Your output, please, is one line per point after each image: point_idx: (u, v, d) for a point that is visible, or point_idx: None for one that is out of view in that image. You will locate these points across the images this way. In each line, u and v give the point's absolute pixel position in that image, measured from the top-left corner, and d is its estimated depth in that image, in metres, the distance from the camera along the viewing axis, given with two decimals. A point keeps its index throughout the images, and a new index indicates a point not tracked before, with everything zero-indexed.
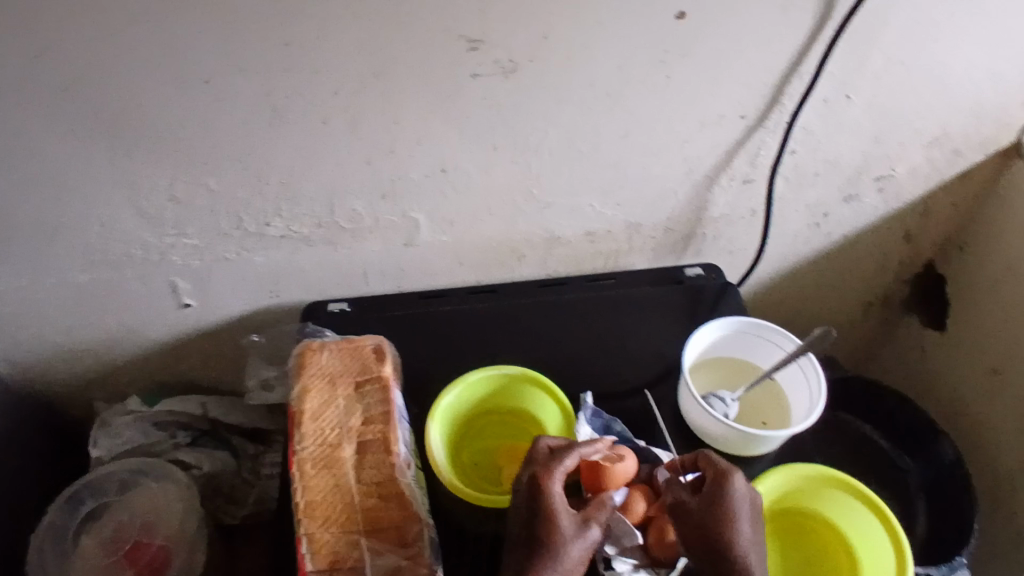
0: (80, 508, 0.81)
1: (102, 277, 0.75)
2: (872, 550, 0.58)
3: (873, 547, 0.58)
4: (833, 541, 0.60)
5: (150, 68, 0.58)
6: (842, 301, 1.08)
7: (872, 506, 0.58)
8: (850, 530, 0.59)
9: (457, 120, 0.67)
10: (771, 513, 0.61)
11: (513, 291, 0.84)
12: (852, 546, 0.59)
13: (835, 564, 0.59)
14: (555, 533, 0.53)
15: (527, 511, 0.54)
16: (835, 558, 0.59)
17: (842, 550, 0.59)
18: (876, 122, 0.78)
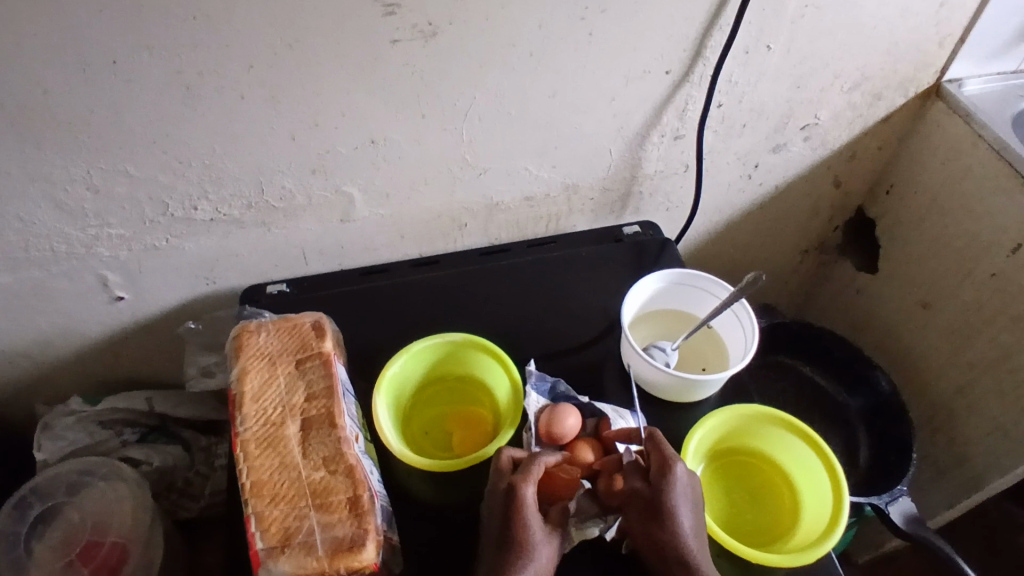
0: (28, 513, 0.79)
1: (26, 277, 0.73)
2: (812, 482, 0.60)
3: (813, 479, 0.60)
4: (777, 478, 0.62)
5: (50, 50, 0.55)
6: (779, 249, 1.11)
7: (808, 440, 0.61)
8: (788, 463, 0.62)
9: (381, 89, 0.66)
10: (714, 451, 0.64)
11: (456, 260, 0.84)
12: (791, 478, 0.61)
13: (779, 499, 0.61)
14: (529, 540, 0.53)
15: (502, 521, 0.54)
16: (779, 493, 0.61)
17: (785, 486, 0.62)
18: (797, 69, 0.80)
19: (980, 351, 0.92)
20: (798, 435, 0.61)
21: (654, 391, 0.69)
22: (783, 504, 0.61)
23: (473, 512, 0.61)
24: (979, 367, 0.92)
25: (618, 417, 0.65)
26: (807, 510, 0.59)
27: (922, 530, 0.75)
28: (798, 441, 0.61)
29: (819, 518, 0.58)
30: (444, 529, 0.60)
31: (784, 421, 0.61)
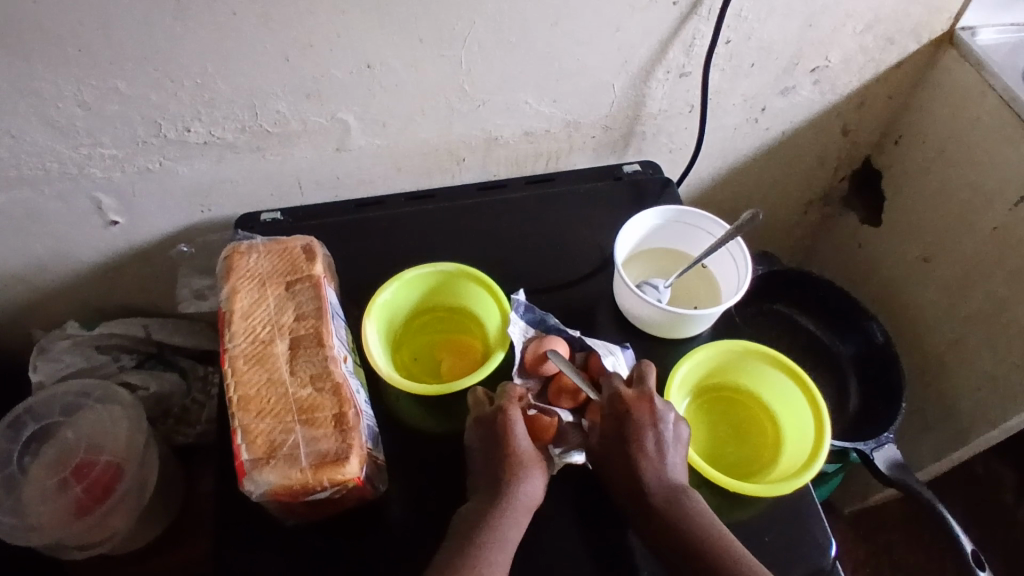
0: (22, 433, 0.80)
1: (19, 197, 0.72)
2: (796, 420, 0.61)
3: (797, 417, 0.61)
4: (761, 415, 0.63)
5: None
6: (784, 199, 1.10)
7: (793, 377, 0.61)
8: (773, 400, 0.63)
9: (377, 10, 0.64)
10: (701, 386, 0.64)
11: (453, 195, 0.83)
12: (775, 414, 0.62)
13: (762, 435, 0.62)
14: (517, 476, 0.55)
15: (490, 456, 0.57)
16: (763, 430, 0.62)
17: (770, 423, 0.62)
18: (809, 6, 0.77)
19: (976, 305, 0.92)
20: (785, 372, 0.61)
21: (645, 327, 0.70)
22: (766, 440, 0.62)
23: (458, 439, 0.62)
24: (973, 321, 0.92)
25: (608, 352, 0.64)
26: (789, 446, 0.60)
27: (903, 475, 0.76)
28: (784, 378, 0.62)
29: (800, 453, 0.58)
30: (430, 454, 0.61)
31: (772, 359, 0.62)
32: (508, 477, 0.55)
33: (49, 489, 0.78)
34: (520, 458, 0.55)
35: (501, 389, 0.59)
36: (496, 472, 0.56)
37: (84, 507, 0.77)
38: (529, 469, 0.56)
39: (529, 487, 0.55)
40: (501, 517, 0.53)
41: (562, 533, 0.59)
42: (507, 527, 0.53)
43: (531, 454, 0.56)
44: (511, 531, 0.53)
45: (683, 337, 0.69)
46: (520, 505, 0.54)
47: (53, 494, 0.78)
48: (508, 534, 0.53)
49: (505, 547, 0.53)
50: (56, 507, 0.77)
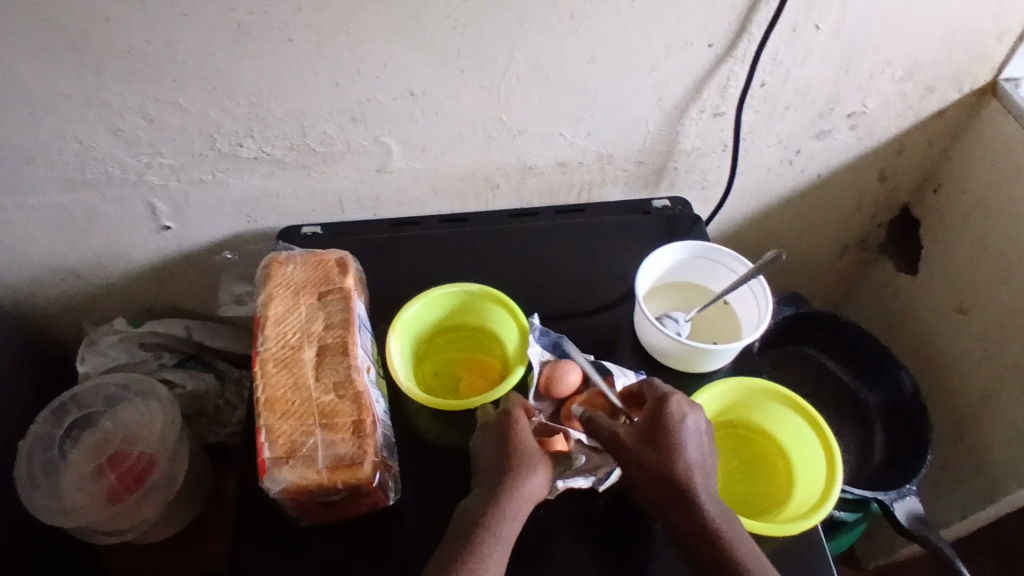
0: (65, 419, 0.84)
1: (82, 199, 0.78)
2: (808, 461, 0.61)
3: (809, 459, 0.61)
4: (774, 455, 0.63)
5: None
6: (818, 242, 1.09)
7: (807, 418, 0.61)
8: (787, 440, 0.63)
9: (422, 41, 0.67)
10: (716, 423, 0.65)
11: (486, 219, 0.86)
12: (788, 454, 0.62)
13: (775, 476, 0.62)
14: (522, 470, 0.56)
15: (493, 459, 0.58)
16: (775, 470, 0.62)
17: (782, 463, 0.62)
18: (846, 52, 0.78)
19: (1010, 359, 0.90)
20: (799, 413, 0.62)
21: (662, 358, 0.70)
22: (778, 481, 0.62)
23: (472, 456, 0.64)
24: (1008, 376, 0.90)
25: (622, 373, 0.66)
26: (800, 486, 0.60)
27: (922, 529, 0.74)
28: (798, 419, 0.62)
29: (810, 496, 0.58)
30: (442, 466, 0.63)
31: (787, 399, 0.62)
32: (511, 480, 0.56)
33: (85, 475, 0.83)
34: (523, 462, 0.56)
35: (506, 398, 0.62)
36: (498, 474, 0.56)
37: (117, 495, 0.82)
38: (531, 470, 0.56)
39: (530, 490, 0.56)
40: (501, 517, 0.54)
41: (563, 552, 0.60)
42: (505, 529, 0.54)
43: (536, 457, 0.57)
44: (510, 533, 0.54)
45: (700, 371, 0.69)
46: (521, 508, 0.55)
47: (88, 480, 0.83)
48: (507, 535, 0.54)
49: (503, 548, 0.53)
50: (91, 493, 0.81)
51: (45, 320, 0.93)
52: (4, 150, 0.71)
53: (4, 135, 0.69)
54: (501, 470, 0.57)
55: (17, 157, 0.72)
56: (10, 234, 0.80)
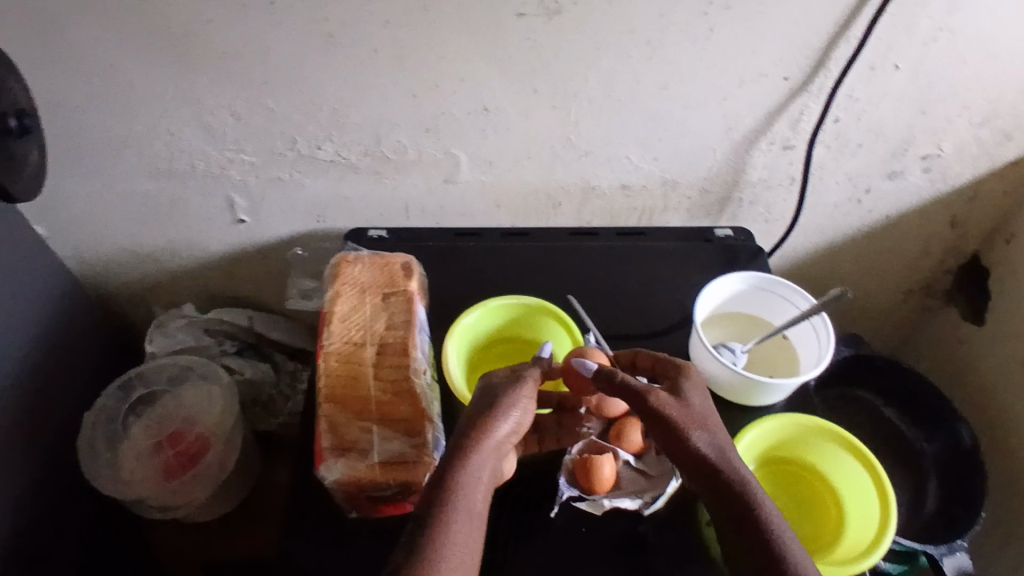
0: (131, 394, 0.88)
1: (167, 189, 0.82)
2: (859, 505, 0.61)
3: (860, 501, 0.60)
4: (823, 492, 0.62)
5: None
6: (880, 284, 1.07)
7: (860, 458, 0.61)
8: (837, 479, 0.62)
9: (500, 60, 0.70)
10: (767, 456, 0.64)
11: (546, 235, 0.88)
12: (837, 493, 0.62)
13: (823, 513, 0.61)
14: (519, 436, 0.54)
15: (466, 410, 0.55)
16: (823, 508, 0.61)
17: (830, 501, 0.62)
18: (924, 94, 0.77)
19: None
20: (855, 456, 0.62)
21: (715, 388, 0.70)
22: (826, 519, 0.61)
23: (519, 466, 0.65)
24: None
25: None
26: (851, 527, 0.59)
27: None
28: (853, 463, 0.62)
29: (865, 534, 0.58)
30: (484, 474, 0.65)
31: (844, 440, 0.62)
32: (475, 428, 0.53)
33: (145, 451, 0.86)
34: (488, 410, 0.54)
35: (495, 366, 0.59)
36: (465, 424, 0.54)
37: (171, 474, 0.85)
38: (497, 418, 0.53)
39: (497, 439, 0.53)
40: (465, 464, 0.51)
41: (598, 572, 0.60)
42: (473, 476, 0.51)
43: (504, 403, 0.54)
44: (480, 483, 0.51)
45: (753, 404, 0.69)
46: (488, 456, 0.52)
47: (147, 455, 0.86)
48: (476, 482, 0.51)
49: (473, 496, 0.50)
50: (148, 469, 0.85)
51: (120, 300, 0.98)
52: (102, 137, 0.75)
53: (105, 123, 0.74)
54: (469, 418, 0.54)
55: (113, 145, 0.76)
56: (98, 216, 0.85)
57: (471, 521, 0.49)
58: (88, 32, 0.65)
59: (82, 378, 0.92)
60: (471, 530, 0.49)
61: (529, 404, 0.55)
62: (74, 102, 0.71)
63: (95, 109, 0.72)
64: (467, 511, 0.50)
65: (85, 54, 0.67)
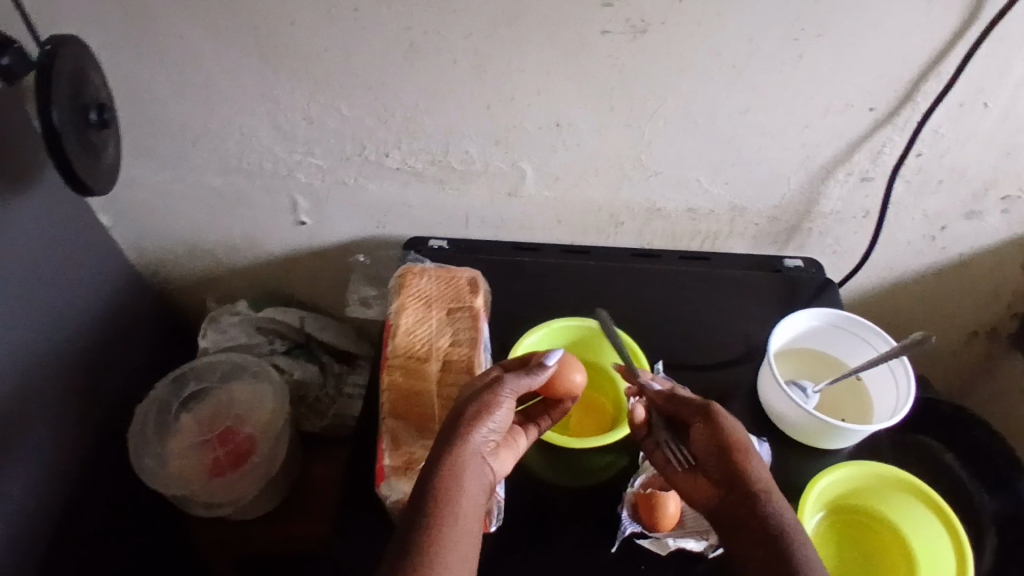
0: (183, 388, 0.89)
1: (233, 186, 0.82)
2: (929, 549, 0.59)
3: (926, 540, 0.59)
4: (885, 536, 0.61)
5: None
6: (945, 325, 1.03)
7: (918, 495, 0.60)
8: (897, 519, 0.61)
9: (579, 76, 0.68)
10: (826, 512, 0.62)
11: (607, 255, 0.86)
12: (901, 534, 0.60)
13: (893, 560, 0.60)
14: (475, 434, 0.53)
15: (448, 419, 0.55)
16: (892, 554, 0.60)
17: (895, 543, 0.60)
18: (1014, 137, 0.73)
19: None
20: (929, 508, 0.60)
21: (784, 425, 0.69)
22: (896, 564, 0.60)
23: (578, 497, 0.64)
24: None
25: None
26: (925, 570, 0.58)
27: None
28: (927, 514, 0.60)
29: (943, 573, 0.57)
30: (537, 499, 0.64)
31: (919, 491, 0.60)
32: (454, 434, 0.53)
33: (194, 445, 0.86)
34: (464, 415, 0.53)
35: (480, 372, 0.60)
36: (445, 432, 0.54)
37: (219, 469, 0.85)
38: (473, 423, 0.53)
39: (476, 444, 0.53)
40: (447, 470, 0.51)
41: None
42: (457, 481, 0.50)
43: (479, 408, 0.54)
44: (465, 486, 0.51)
45: (823, 444, 0.67)
46: (465, 465, 0.52)
47: (196, 449, 0.86)
48: (462, 486, 0.51)
49: (458, 500, 0.50)
50: (195, 464, 0.85)
51: (177, 290, 0.99)
52: (176, 131, 0.76)
53: (179, 117, 0.74)
54: (449, 425, 0.54)
55: (185, 140, 0.77)
56: (163, 208, 0.86)
57: (458, 524, 0.49)
58: (172, 27, 0.65)
59: (137, 367, 0.93)
60: (460, 533, 0.49)
61: (505, 407, 0.55)
62: (153, 96, 0.72)
63: (173, 104, 0.73)
64: (454, 515, 0.49)
65: (168, 49, 0.67)
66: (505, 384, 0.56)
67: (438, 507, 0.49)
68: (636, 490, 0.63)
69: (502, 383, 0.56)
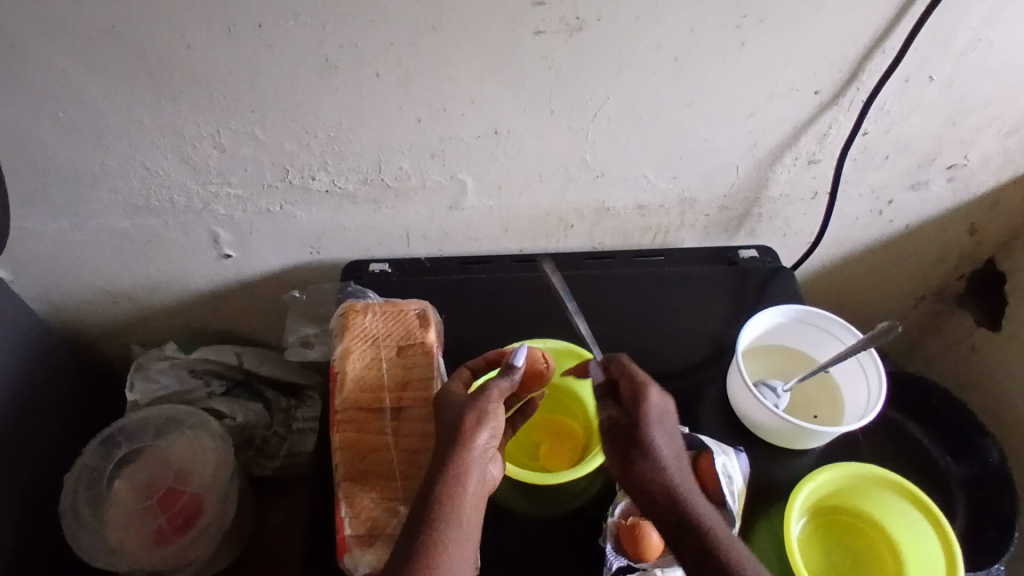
0: (114, 452, 0.82)
1: (142, 225, 0.74)
2: (907, 528, 0.63)
3: (899, 519, 0.63)
4: (867, 528, 0.65)
5: (193, 7, 0.54)
6: (894, 295, 1.03)
7: (886, 482, 0.64)
8: (872, 508, 0.64)
9: (513, 79, 0.63)
10: (806, 522, 0.65)
11: (558, 262, 0.83)
12: (879, 523, 0.64)
13: (878, 553, 0.64)
14: (469, 449, 0.53)
15: (445, 424, 0.55)
16: (875, 546, 0.64)
17: (877, 533, 0.64)
18: (955, 106, 0.72)
19: None
20: (910, 500, 0.63)
21: (758, 431, 0.68)
22: (880, 554, 0.64)
23: (555, 528, 0.62)
24: None
25: (721, 452, 0.62)
26: (908, 552, 0.62)
27: None
28: (907, 505, 0.63)
29: (925, 553, 0.61)
30: (508, 532, 0.62)
31: (893, 483, 0.63)
32: (457, 442, 0.53)
33: (134, 514, 0.80)
34: (464, 424, 0.54)
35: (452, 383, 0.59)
36: (446, 440, 0.54)
37: (165, 537, 0.79)
38: (474, 430, 0.54)
39: (478, 451, 0.53)
40: (451, 478, 0.52)
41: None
42: (460, 490, 0.51)
43: (478, 414, 0.54)
44: (467, 493, 0.52)
45: (798, 447, 0.68)
46: (461, 484, 0.52)
47: (137, 517, 0.79)
48: (467, 492, 0.52)
49: (462, 508, 0.51)
50: (138, 534, 0.78)
51: (96, 340, 0.91)
52: (67, 172, 0.67)
53: (70, 158, 0.66)
54: (449, 434, 0.54)
55: (80, 180, 0.68)
56: (65, 256, 0.77)
57: (461, 532, 0.50)
58: (47, 59, 0.57)
59: (58, 429, 0.84)
60: (460, 541, 0.50)
61: (496, 410, 0.55)
62: (35, 137, 0.63)
63: (60, 144, 0.64)
64: (457, 523, 0.50)
65: (49, 85, 0.59)
66: (493, 388, 0.56)
67: (441, 515, 0.50)
68: (617, 520, 0.60)
69: (489, 389, 0.56)
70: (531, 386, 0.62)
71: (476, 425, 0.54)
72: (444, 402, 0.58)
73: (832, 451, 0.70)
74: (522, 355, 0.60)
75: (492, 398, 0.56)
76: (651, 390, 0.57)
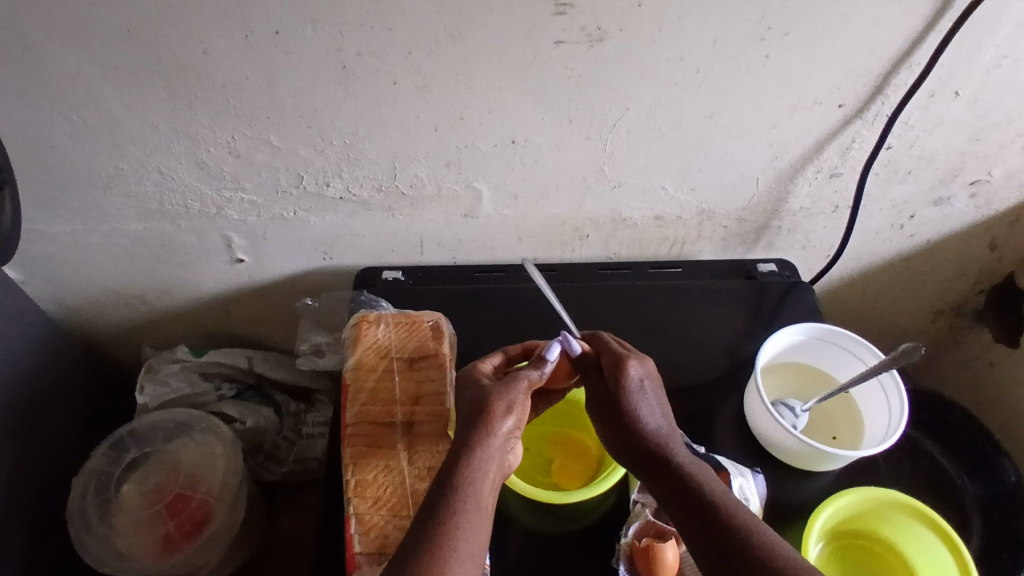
0: (123, 456, 0.82)
1: (156, 228, 0.74)
2: (914, 538, 0.63)
3: (906, 531, 0.63)
4: (877, 546, 0.64)
5: (210, 13, 0.54)
6: (913, 310, 1.02)
7: (891, 499, 0.63)
8: (880, 526, 0.64)
9: (532, 89, 0.63)
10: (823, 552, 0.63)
11: (573, 272, 0.82)
12: (888, 540, 0.63)
13: (891, 568, 0.63)
14: (493, 430, 0.53)
15: (467, 406, 0.55)
16: (887, 562, 0.63)
17: (887, 549, 0.64)
18: (980, 122, 0.71)
19: None
20: (912, 512, 0.63)
21: (776, 451, 0.67)
22: (894, 569, 0.63)
23: (569, 546, 0.61)
24: None
25: (738, 473, 0.63)
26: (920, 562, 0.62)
27: None
28: (911, 517, 0.63)
29: (938, 563, 0.61)
30: (522, 549, 0.61)
31: (896, 499, 0.63)
32: (479, 423, 0.53)
33: (143, 519, 0.79)
34: (488, 407, 0.54)
35: (477, 365, 0.59)
36: (467, 421, 0.54)
37: (172, 544, 0.78)
38: (495, 414, 0.53)
39: (500, 436, 0.53)
40: (475, 457, 0.51)
41: None
42: (482, 472, 0.51)
43: (502, 400, 0.54)
44: (487, 476, 0.51)
45: (816, 469, 0.67)
46: (484, 465, 0.52)
47: (146, 523, 0.79)
48: (484, 474, 0.51)
49: (482, 488, 0.51)
50: (148, 539, 0.78)
51: (107, 341, 0.91)
52: (82, 176, 0.67)
53: (86, 162, 0.66)
54: (470, 416, 0.54)
55: (95, 184, 0.68)
56: (79, 258, 0.77)
57: (479, 512, 0.50)
58: (63, 63, 0.57)
59: (69, 431, 0.84)
60: (476, 519, 0.49)
61: (523, 400, 0.55)
62: (51, 140, 0.63)
63: (75, 147, 0.64)
64: (475, 504, 0.50)
65: (66, 89, 0.59)
66: (520, 380, 0.56)
67: (461, 494, 0.50)
68: (630, 540, 0.59)
69: (518, 378, 0.56)
70: (555, 380, 0.63)
71: (501, 408, 0.54)
72: (466, 383, 0.57)
73: (848, 471, 0.69)
74: (555, 350, 0.59)
75: (519, 386, 0.56)
76: (629, 362, 0.58)
